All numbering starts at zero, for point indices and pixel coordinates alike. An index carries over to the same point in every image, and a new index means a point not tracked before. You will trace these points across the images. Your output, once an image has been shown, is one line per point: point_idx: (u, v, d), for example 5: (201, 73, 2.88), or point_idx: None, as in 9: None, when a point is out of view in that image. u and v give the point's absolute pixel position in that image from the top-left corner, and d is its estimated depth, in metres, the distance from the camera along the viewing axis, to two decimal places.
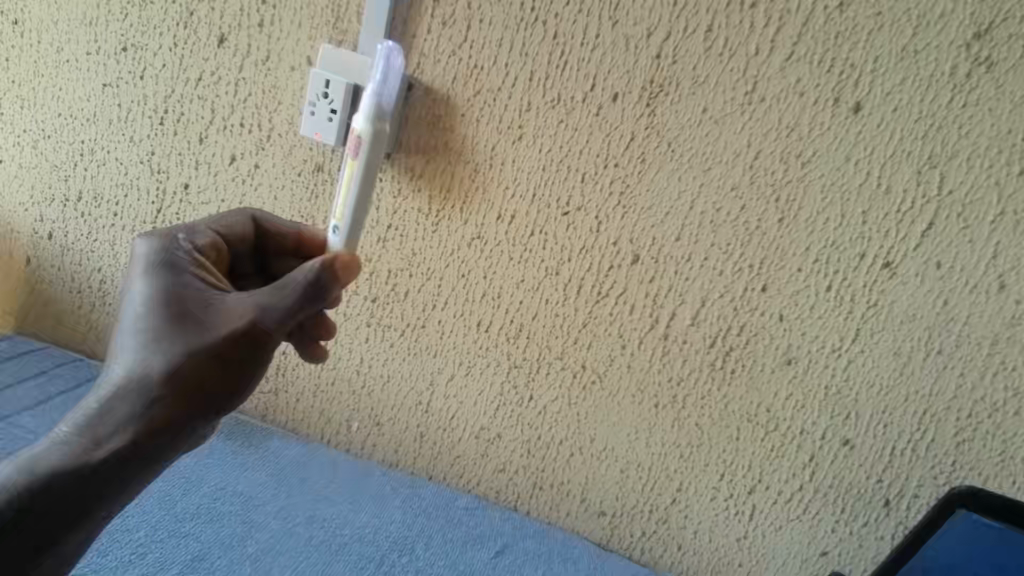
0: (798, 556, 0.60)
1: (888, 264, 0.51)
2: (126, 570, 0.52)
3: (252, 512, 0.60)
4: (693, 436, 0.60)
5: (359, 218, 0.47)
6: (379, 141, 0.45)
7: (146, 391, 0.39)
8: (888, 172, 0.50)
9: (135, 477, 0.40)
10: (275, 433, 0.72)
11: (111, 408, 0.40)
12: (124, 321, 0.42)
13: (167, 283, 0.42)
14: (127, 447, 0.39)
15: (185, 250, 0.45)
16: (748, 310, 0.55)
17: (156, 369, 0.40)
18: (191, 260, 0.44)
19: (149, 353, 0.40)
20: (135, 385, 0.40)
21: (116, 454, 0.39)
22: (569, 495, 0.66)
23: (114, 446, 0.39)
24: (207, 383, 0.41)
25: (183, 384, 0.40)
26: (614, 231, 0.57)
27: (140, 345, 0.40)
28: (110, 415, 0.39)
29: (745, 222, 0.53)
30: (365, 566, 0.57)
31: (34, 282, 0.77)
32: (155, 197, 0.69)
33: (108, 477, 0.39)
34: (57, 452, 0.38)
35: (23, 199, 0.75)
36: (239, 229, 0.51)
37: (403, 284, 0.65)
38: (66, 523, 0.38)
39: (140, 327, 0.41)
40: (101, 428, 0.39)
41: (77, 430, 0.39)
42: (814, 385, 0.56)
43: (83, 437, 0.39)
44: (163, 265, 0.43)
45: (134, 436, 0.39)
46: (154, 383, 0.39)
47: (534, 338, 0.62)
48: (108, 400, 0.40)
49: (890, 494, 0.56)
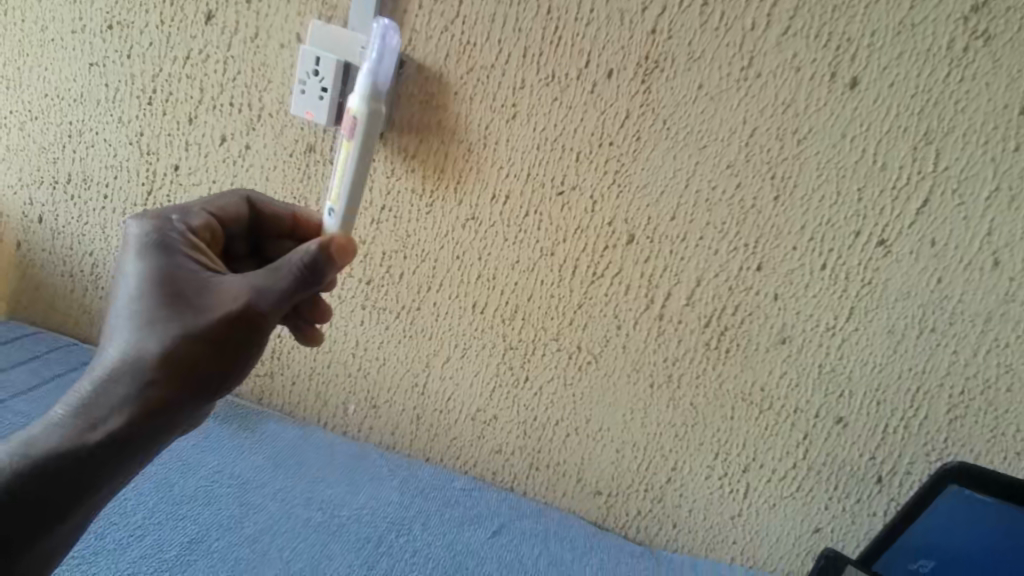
0: (792, 532, 0.61)
1: (884, 242, 0.51)
2: (124, 552, 0.52)
3: (249, 494, 0.61)
4: (688, 415, 0.61)
5: (356, 201, 0.46)
6: (375, 121, 0.44)
7: (140, 374, 0.39)
8: (884, 148, 0.49)
9: (130, 460, 0.40)
10: (272, 416, 0.72)
11: (105, 390, 0.39)
12: (118, 304, 0.41)
13: (162, 264, 0.41)
14: (122, 429, 0.39)
15: (179, 232, 0.44)
16: (742, 289, 0.55)
17: (151, 351, 0.39)
18: (185, 242, 0.44)
19: (143, 336, 0.40)
20: (128, 368, 0.39)
21: (112, 436, 0.39)
22: (564, 476, 0.67)
23: (110, 429, 0.39)
24: (202, 365, 0.40)
25: (178, 366, 0.39)
26: (609, 210, 0.57)
27: (134, 327, 0.40)
28: (104, 397, 0.39)
29: (741, 201, 0.53)
30: (363, 546, 0.58)
31: (25, 267, 0.77)
32: (146, 179, 0.69)
33: (104, 459, 0.39)
34: (52, 435, 0.38)
35: (12, 182, 0.74)
36: (234, 210, 0.50)
37: (397, 266, 0.64)
38: (61, 504, 0.38)
39: (133, 310, 0.40)
40: (96, 411, 0.39)
41: (72, 413, 0.39)
42: (808, 363, 0.56)
43: (78, 420, 0.39)
44: (156, 247, 0.42)
45: (130, 418, 0.39)
46: (147, 365, 0.39)
47: (530, 320, 0.62)
48: (102, 383, 0.39)
49: (883, 470, 0.56)
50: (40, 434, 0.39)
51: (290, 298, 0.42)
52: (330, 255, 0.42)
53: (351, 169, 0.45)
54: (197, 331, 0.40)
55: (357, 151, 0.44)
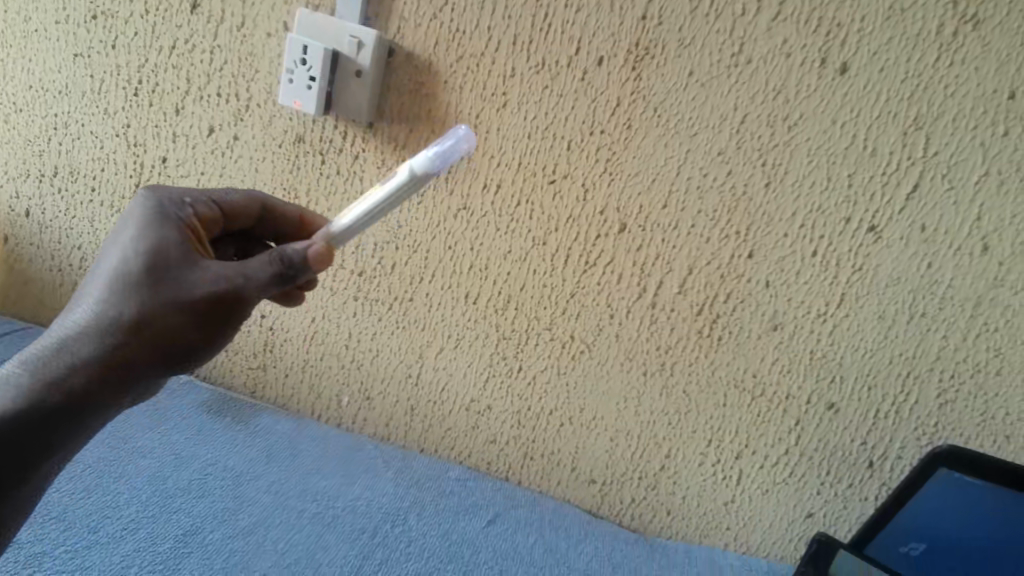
0: (785, 518, 0.62)
1: (874, 228, 0.51)
2: (118, 545, 0.52)
3: (243, 486, 0.61)
4: (680, 403, 0.61)
5: (356, 231, 0.46)
6: (411, 189, 0.45)
7: (111, 338, 0.39)
8: (874, 133, 0.49)
9: (86, 422, 0.40)
10: (264, 408, 0.72)
11: (69, 349, 0.39)
12: (102, 269, 0.40)
13: (154, 235, 0.41)
14: (81, 390, 0.39)
15: (180, 210, 0.43)
16: (734, 277, 0.55)
17: (124, 315, 0.39)
18: (182, 217, 0.43)
19: (119, 304, 0.39)
20: (97, 331, 0.39)
21: (70, 397, 0.39)
22: (559, 465, 0.67)
23: (70, 389, 0.39)
24: (171, 337, 0.40)
25: (150, 334, 0.39)
26: (601, 199, 0.56)
27: (109, 288, 0.39)
28: (65, 356, 0.39)
29: (732, 188, 0.53)
30: (358, 536, 0.58)
31: (13, 261, 0.76)
32: (134, 171, 0.68)
33: (62, 422, 0.39)
34: (13, 391, 0.39)
35: None
36: (244, 202, 0.49)
37: (390, 257, 0.64)
38: (18, 464, 0.38)
39: (113, 273, 0.40)
40: (54, 367, 0.39)
41: (32, 370, 0.39)
42: (800, 350, 0.56)
43: (37, 379, 0.39)
44: (151, 218, 0.41)
45: (89, 380, 0.39)
46: (119, 332, 0.39)
47: (522, 309, 0.62)
48: (68, 341, 0.39)
49: (875, 455, 0.57)
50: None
51: (268, 286, 0.42)
52: (308, 261, 0.43)
53: (377, 206, 0.45)
54: (175, 303, 0.39)
55: (391, 194, 0.45)
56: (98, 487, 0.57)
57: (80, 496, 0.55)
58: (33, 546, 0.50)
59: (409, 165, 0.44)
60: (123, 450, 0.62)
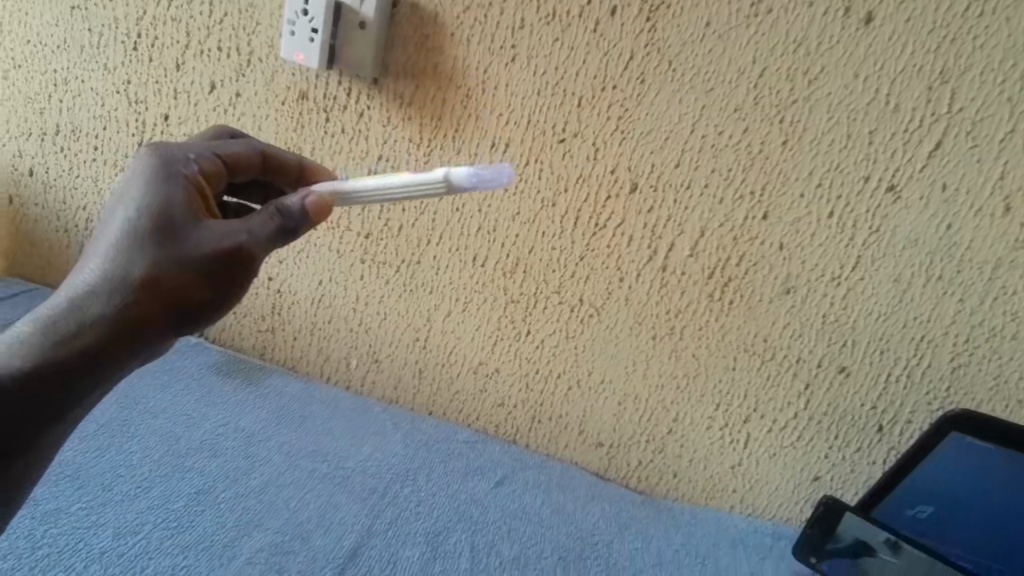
0: (792, 481, 0.62)
1: (893, 187, 0.50)
2: (133, 503, 0.53)
3: (256, 446, 0.61)
4: (689, 367, 0.61)
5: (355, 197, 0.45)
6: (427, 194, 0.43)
7: (121, 296, 0.38)
8: (897, 88, 0.48)
9: (103, 380, 0.39)
10: (274, 370, 0.73)
11: (78, 308, 0.38)
12: (109, 227, 0.40)
13: (161, 192, 0.40)
14: (93, 350, 0.38)
15: (185, 166, 0.43)
16: (748, 239, 0.54)
17: (135, 272, 0.38)
18: (187, 173, 0.42)
19: (129, 261, 0.38)
20: (107, 290, 0.38)
21: (83, 355, 0.37)
22: (567, 428, 0.67)
23: (81, 348, 0.37)
24: (179, 297, 0.39)
25: (159, 292, 0.38)
26: (612, 158, 0.55)
27: (118, 247, 0.39)
28: (73, 315, 0.38)
29: (748, 145, 0.52)
30: (369, 496, 0.59)
31: (18, 222, 0.75)
32: (135, 129, 0.67)
33: (79, 378, 0.38)
34: (23, 350, 0.37)
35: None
36: (245, 154, 0.48)
37: (397, 219, 0.64)
38: (38, 420, 0.37)
39: (121, 231, 0.39)
40: (63, 326, 0.38)
41: (42, 330, 0.38)
42: (812, 314, 0.55)
43: (47, 338, 0.37)
44: (156, 174, 0.41)
45: (101, 339, 0.38)
46: (130, 290, 0.38)
47: (531, 273, 0.61)
48: (76, 300, 0.38)
49: (884, 420, 0.57)
50: (9, 348, 0.37)
51: (272, 243, 0.42)
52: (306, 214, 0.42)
53: (391, 190, 0.43)
54: (183, 262, 0.39)
55: (411, 185, 0.43)
56: (111, 446, 0.58)
57: (94, 455, 0.56)
58: (48, 503, 0.51)
59: (447, 171, 0.42)
60: (135, 410, 0.62)
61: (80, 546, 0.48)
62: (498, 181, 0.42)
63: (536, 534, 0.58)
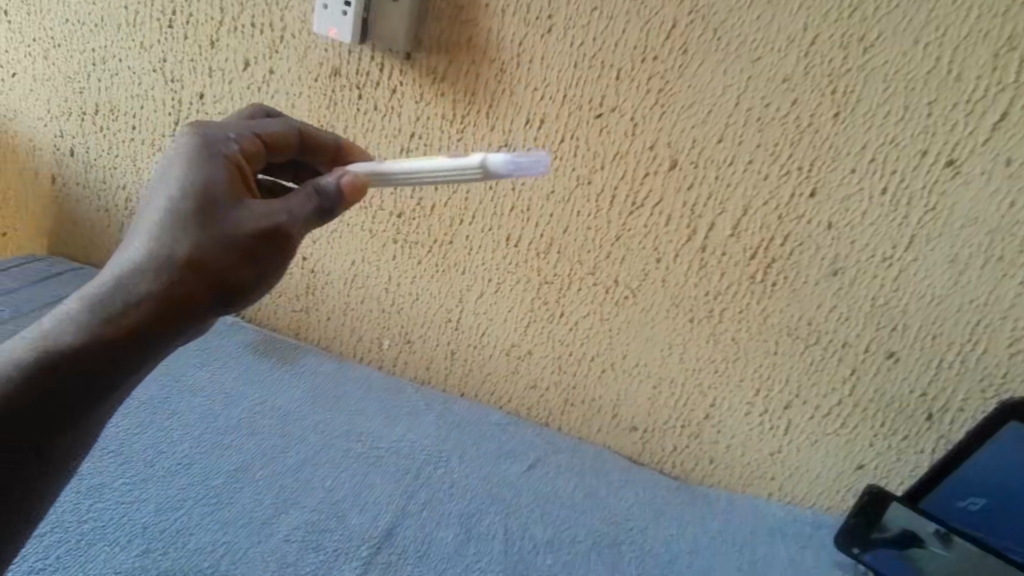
0: (834, 469, 0.60)
1: (953, 162, 0.47)
2: (174, 478, 0.54)
3: (291, 425, 0.62)
4: (729, 351, 0.59)
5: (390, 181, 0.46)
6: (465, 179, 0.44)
7: (167, 274, 0.37)
8: (961, 55, 0.44)
9: (149, 359, 0.38)
10: (308, 349, 0.73)
11: (124, 285, 0.37)
12: (152, 206, 0.39)
13: (204, 172, 0.40)
14: (140, 328, 0.37)
15: (226, 146, 0.42)
16: (794, 218, 0.52)
17: (180, 251, 0.38)
18: (228, 153, 0.42)
19: (174, 240, 0.38)
20: (153, 268, 0.37)
21: (130, 334, 0.37)
22: (600, 412, 0.66)
23: (129, 326, 0.37)
24: (222, 277, 0.39)
25: (204, 271, 0.38)
26: (651, 134, 0.53)
27: (162, 225, 0.38)
28: (118, 293, 0.37)
29: (796, 119, 0.49)
30: (402, 476, 0.59)
31: (62, 200, 0.77)
32: (172, 108, 0.68)
33: (127, 356, 0.37)
34: (70, 329, 0.36)
35: (42, 114, 0.74)
36: (283, 134, 0.48)
37: (429, 198, 0.63)
38: (83, 396, 0.36)
39: (165, 210, 0.39)
40: (110, 304, 0.37)
41: (87, 308, 0.37)
42: (861, 297, 0.53)
43: (94, 316, 0.36)
44: (198, 154, 0.41)
45: (148, 317, 0.37)
46: (176, 268, 0.37)
47: (565, 253, 0.60)
48: (121, 278, 0.37)
49: (934, 407, 0.54)
50: (55, 327, 0.36)
51: (309, 224, 0.42)
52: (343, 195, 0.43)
53: (428, 175, 0.45)
54: (227, 241, 0.39)
55: (451, 170, 0.44)
56: (152, 423, 0.59)
57: (136, 431, 0.57)
58: (93, 479, 0.52)
59: (483, 157, 0.44)
60: (175, 387, 0.63)
61: (124, 520, 0.49)
62: (535, 170, 0.44)
63: (570, 518, 0.58)
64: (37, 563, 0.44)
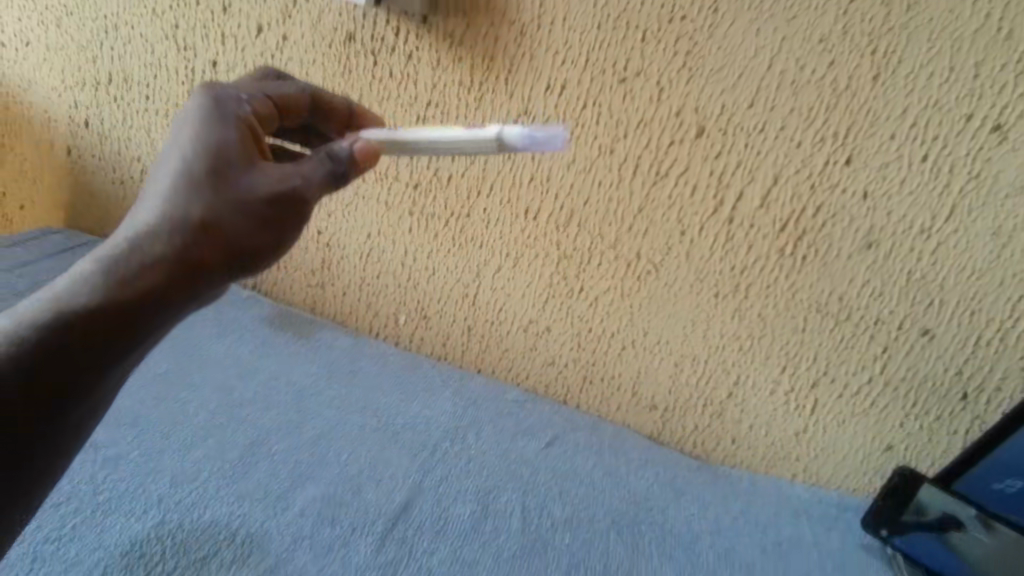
0: (862, 450, 0.58)
1: (999, 127, 0.44)
2: (190, 451, 0.53)
3: (308, 400, 0.62)
4: (754, 328, 0.57)
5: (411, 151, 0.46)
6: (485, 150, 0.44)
7: (183, 236, 0.36)
8: (1014, 11, 0.41)
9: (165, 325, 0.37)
10: (324, 324, 0.73)
11: (138, 247, 0.36)
12: (165, 167, 0.38)
13: (217, 134, 0.39)
14: (156, 291, 0.35)
15: (239, 107, 0.42)
16: (827, 188, 0.50)
17: (195, 212, 0.37)
18: (240, 113, 0.41)
19: (189, 201, 0.37)
20: (168, 229, 0.36)
21: (146, 297, 0.35)
22: (620, 389, 0.65)
23: (144, 289, 0.35)
24: (236, 240, 0.38)
25: (220, 234, 0.37)
26: (678, 99, 0.51)
27: (174, 185, 0.37)
28: (132, 254, 0.36)
29: (833, 81, 0.47)
30: (419, 452, 0.58)
31: (77, 171, 0.77)
32: (185, 76, 0.67)
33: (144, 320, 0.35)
34: (83, 291, 0.34)
35: (56, 84, 0.74)
36: (294, 96, 0.47)
37: (446, 169, 0.61)
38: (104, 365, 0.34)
39: (177, 171, 0.38)
40: (123, 266, 0.35)
41: (100, 270, 0.35)
42: (896, 271, 0.50)
43: (108, 278, 0.35)
44: (210, 114, 0.40)
45: (164, 280, 0.36)
46: (191, 230, 0.36)
47: (586, 226, 0.58)
48: (135, 240, 0.36)
49: (970, 386, 0.52)
50: (67, 289, 0.35)
51: (322, 188, 0.42)
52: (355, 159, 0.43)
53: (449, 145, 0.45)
54: (242, 204, 0.38)
55: (471, 141, 0.44)
56: (170, 396, 0.59)
57: (154, 403, 0.57)
58: (109, 450, 0.52)
59: (499, 129, 0.43)
60: (191, 361, 0.63)
61: (138, 491, 0.49)
62: (551, 146, 0.44)
63: (589, 496, 0.57)
64: (51, 534, 0.44)
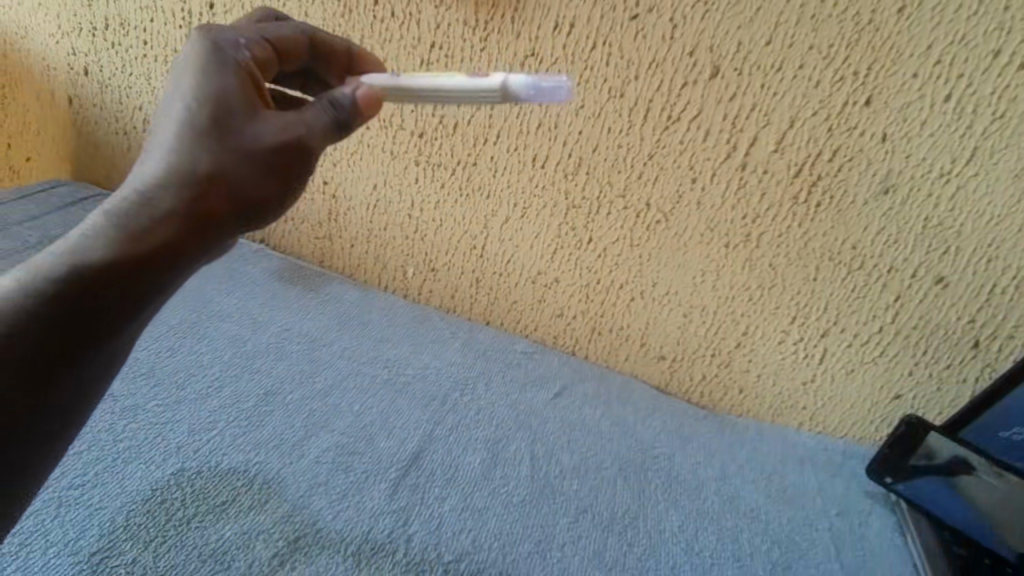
0: (868, 399, 0.58)
1: None
2: (207, 400, 0.54)
3: (319, 350, 0.63)
4: (765, 278, 0.56)
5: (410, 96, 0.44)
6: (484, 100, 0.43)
7: (190, 187, 0.35)
8: None
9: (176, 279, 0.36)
10: (334, 278, 0.74)
11: (145, 200, 0.35)
12: (167, 116, 0.37)
13: (217, 80, 0.38)
14: (166, 245, 0.35)
15: (237, 51, 0.40)
16: (845, 130, 0.48)
17: (200, 162, 0.36)
18: (237, 59, 0.40)
19: (194, 151, 0.36)
20: (174, 181, 0.35)
21: (157, 251, 0.35)
22: (628, 340, 0.66)
23: (155, 243, 0.35)
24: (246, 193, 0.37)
25: (228, 184, 0.36)
26: (692, 37, 0.49)
27: (180, 136, 0.36)
28: (140, 207, 0.35)
29: (855, 15, 0.44)
30: (429, 402, 0.59)
31: (79, 122, 0.77)
32: (183, 20, 0.65)
33: (155, 275, 0.35)
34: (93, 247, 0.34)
35: (53, 31, 0.72)
36: (292, 39, 0.46)
37: (451, 116, 0.60)
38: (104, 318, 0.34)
39: (180, 122, 0.37)
40: (132, 219, 0.35)
41: (109, 225, 0.35)
42: (912, 217, 0.49)
43: (117, 232, 0.34)
44: (208, 60, 0.38)
45: (173, 233, 0.35)
46: (199, 181, 0.36)
47: (595, 174, 0.57)
48: (141, 193, 0.35)
49: (982, 335, 0.51)
50: (76, 246, 0.34)
51: (326, 137, 0.41)
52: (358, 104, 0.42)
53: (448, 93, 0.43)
54: (248, 153, 0.37)
55: (471, 90, 0.42)
56: (182, 347, 0.59)
57: (167, 354, 0.57)
58: (126, 399, 0.52)
59: (504, 77, 0.42)
60: (202, 313, 0.64)
61: (158, 440, 0.49)
62: (555, 95, 0.43)
63: (596, 444, 0.58)
64: (76, 480, 0.44)
